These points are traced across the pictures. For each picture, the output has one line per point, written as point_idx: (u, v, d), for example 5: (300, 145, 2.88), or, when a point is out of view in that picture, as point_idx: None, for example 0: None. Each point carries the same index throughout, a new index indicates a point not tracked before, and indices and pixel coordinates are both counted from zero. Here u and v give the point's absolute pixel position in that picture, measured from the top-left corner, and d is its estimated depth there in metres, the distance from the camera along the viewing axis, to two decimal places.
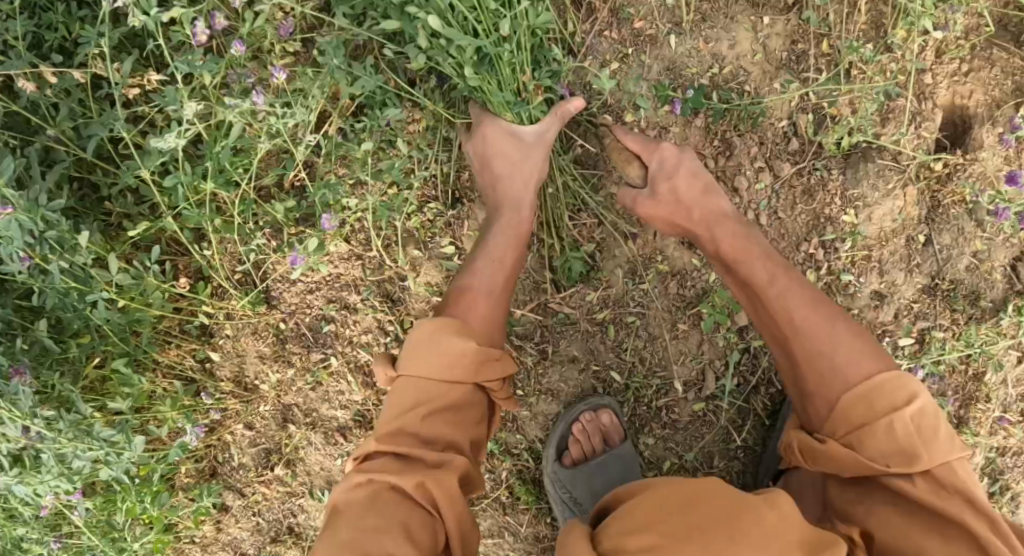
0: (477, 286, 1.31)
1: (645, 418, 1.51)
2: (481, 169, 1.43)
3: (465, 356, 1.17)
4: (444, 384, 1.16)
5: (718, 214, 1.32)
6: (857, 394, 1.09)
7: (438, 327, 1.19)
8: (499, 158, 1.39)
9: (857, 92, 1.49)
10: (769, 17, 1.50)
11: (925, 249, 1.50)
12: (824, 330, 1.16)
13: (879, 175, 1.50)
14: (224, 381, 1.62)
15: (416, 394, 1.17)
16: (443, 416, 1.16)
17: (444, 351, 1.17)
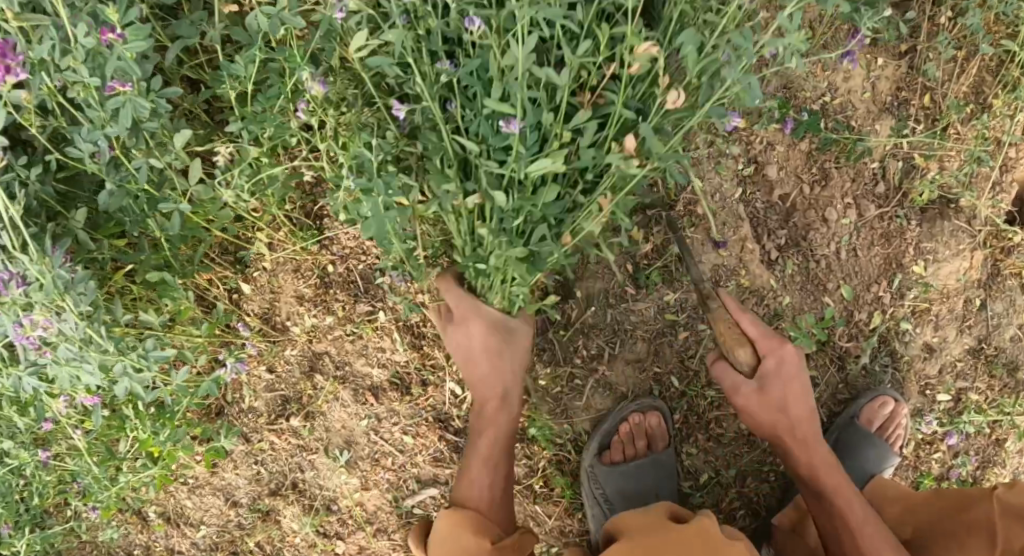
0: (476, 499, 1.36)
1: (693, 428, 1.48)
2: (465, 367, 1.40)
3: (482, 544, 1.28)
4: (464, 544, 1.29)
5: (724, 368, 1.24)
6: (882, 551, 1.18)
7: (460, 519, 1.32)
8: (477, 363, 1.38)
9: (949, 150, 1.53)
10: (883, 59, 1.52)
11: (978, 313, 1.55)
12: (847, 490, 1.24)
13: (952, 234, 1.53)
14: (253, 316, 1.49)
15: (451, 543, 1.29)
16: (462, 523, 1.31)
17: (463, 541, 1.29)
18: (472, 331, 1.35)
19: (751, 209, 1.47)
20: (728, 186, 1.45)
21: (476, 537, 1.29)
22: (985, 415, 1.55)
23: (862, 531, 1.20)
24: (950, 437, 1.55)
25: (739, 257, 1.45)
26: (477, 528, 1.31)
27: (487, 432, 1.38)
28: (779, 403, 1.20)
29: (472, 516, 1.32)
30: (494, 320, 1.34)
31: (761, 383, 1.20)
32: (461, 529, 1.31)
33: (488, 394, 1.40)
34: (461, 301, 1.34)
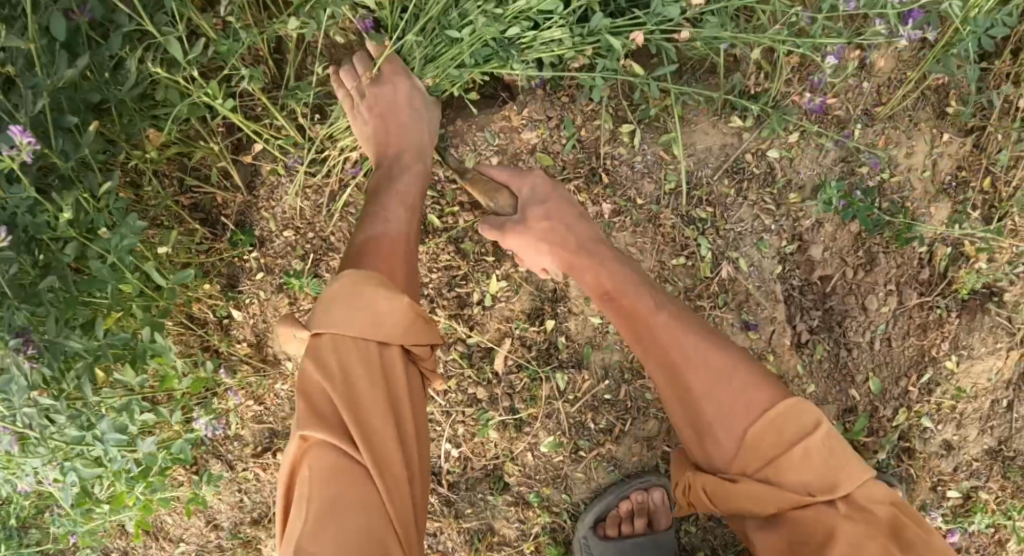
0: (390, 228, 1.16)
1: (696, 506, 1.41)
2: (384, 115, 1.22)
3: (392, 302, 1.03)
4: (368, 319, 1.03)
5: (631, 282, 1.13)
6: (819, 477, 0.98)
7: (364, 272, 1.05)
8: (398, 116, 1.23)
9: (1003, 243, 1.43)
10: (949, 134, 1.42)
11: (1004, 413, 1.49)
12: (781, 446, 1.00)
13: (990, 331, 1.45)
14: (241, 345, 1.43)
15: (355, 306, 1.03)
16: (384, 257, 1.12)
17: (368, 307, 1.03)
18: (410, 114, 1.24)
19: (787, 288, 1.36)
20: (768, 263, 1.33)
21: (390, 294, 1.03)
22: (994, 515, 1.50)
23: (775, 430, 1.00)
24: (953, 535, 1.50)
25: (767, 341, 1.35)
26: (376, 404, 1.01)
27: (410, 165, 1.22)
28: (628, 282, 1.13)
29: (379, 275, 1.06)
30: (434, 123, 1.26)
31: (629, 289, 1.12)
32: (336, 362, 1.02)
33: (406, 157, 1.22)
34: (399, 94, 1.23)
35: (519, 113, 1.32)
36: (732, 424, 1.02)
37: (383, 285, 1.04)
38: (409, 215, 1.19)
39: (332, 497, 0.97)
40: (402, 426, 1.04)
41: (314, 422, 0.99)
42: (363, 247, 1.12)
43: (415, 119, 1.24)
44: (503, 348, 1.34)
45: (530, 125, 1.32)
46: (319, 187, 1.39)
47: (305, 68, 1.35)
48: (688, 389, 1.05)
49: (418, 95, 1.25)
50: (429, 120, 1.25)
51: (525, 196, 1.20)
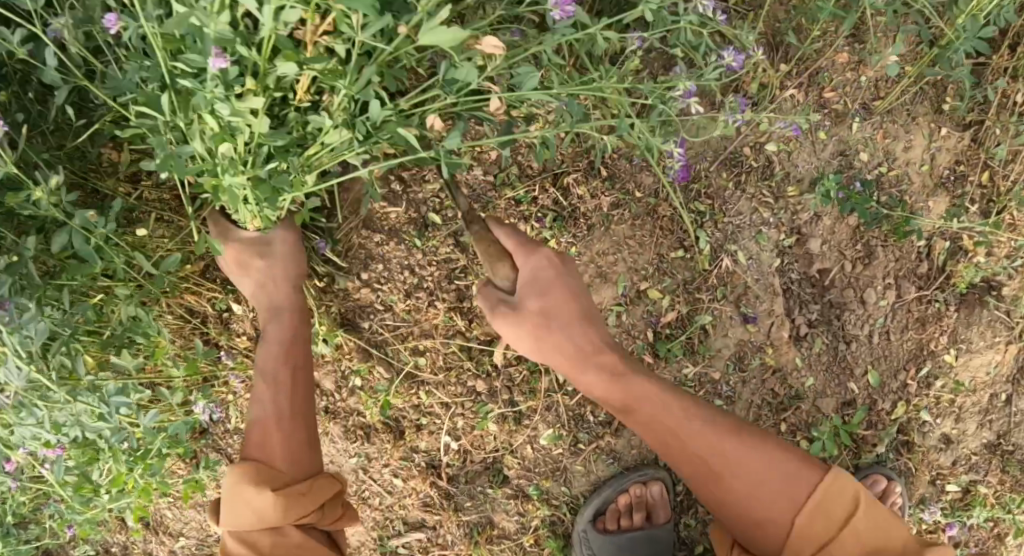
0: (266, 418, 1.12)
1: (694, 499, 1.41)
2: (241, 276, 1.20)
3: (263, 494, 1.04)
4: (253, 515, 1.05)
5: (584, 358, 1.00)
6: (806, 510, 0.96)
7: (239, 474, 1.07)
8: (257, 286, 1.20)
9: (1001, 237, 1.44)
10: (947, 128, 1.42)
11: (1003, 408, 1.49)
12: (755, 480, 0.97)
13: (988, 325, 1.46)
14: (241, 337, 1.45)
15: (237, 512, 1.05)
16: (266, 446, 1.11)
17: (247, 505, 1.05)
18: (275, 270, 1.20)
19: (786, 281, 1.36)
20: (767, 256, 1.33)
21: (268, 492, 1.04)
22: (992, 509, 1.51)
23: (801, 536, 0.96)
24: (951, 528, 1.50)
25: (766, 334, 1.35)
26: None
27: (287, 330, 1.19)
28: (602, 351, 1.01)
29: (255, 470, 1.07)
30: (298, 270, 1.23)
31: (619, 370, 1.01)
32: (242, 503, 1.05)
33: (290, 362, 1.17)
34: (247, 250, 1.19)
35: (518, 107, 1.33)
36: (750, 501, 0.97)
37: (256, 484, 1.06)
38: (292, 371, 1.17)
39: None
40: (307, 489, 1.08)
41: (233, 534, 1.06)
42: (247, 435, 1.13)
43: (285, 265, 1.21)
44: (502, 340, 1.35)
45: (529, 118, 1.33)
46: None
47: None
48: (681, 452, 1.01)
49: (272, 245, 1.20)
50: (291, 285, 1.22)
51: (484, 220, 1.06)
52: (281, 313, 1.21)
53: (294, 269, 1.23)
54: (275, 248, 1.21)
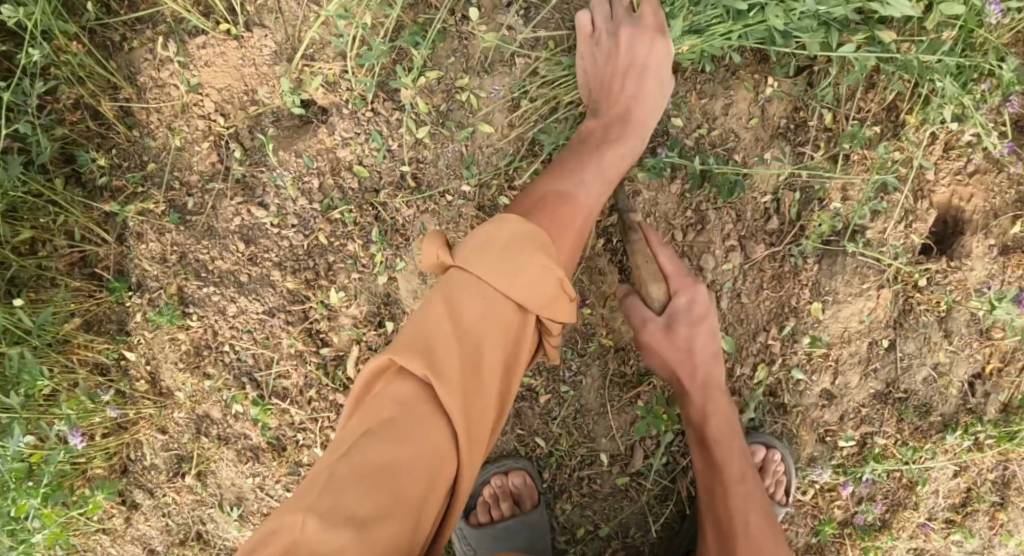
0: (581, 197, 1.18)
1: (565, 484, 1.41)
2: (613, 70, 1.28)
3: (548, 277, 1.00)
4: (507, 276, 1.00)
5: (709, 359, 1.26)
6: None
7: (531, 228, 1.02)
8: (627, 70, 1.27)
9: (851, 179, 1.38)
10: (775, 77, 1.38)
11: (886, 355, 1.43)
12: (737, 465, 1.26)
13: (854, 272, 1.40)
14: (139, 382, 1.53)
15: (495, 260, 1.00)
16: (558, 217, 1.13)
17: (518, 265, 1.00)
18: (641, 85, 1.27)
19: (619, 259, 1.35)
20: (588, 236, 1.34)
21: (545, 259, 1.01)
22: (892, 462, 1.44)
23: (756, 545, 1.21)
24: (847, 486, 1.44)
25: (602, 316, 1.36)
26: (478, 411, 0.98)
27: (619, 145, 1.25)
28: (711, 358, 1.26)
29: (546, 239, 1.03)
30: (659, 112, 1.29)
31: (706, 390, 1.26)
32: (469, 299, 1.00)
33: (616, 102, 1.28)
34: (654, 56, 1.26)
35: (331, 135, 1.41)
36: (747, 516, 1.23)
37: (544, 256, 1.01)
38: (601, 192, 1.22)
39: (382, 452, 0.94)
40: (505, 387, 1.02)
41: (466, 279, 1.02)
42: (551, 205, 1.14)
43: (648, 102, 1.28)
44: (353, 353, 1.43)
45: (343, 143, 1.41)
46: (176, 231, 1.47)
47: (151, 124, 1.47)
48: (716, 464, 1.25)
49: (648, 63, 1.26)
50: (658, 97, 1.29)
51: (682, 310, 1.24)
52: (620, 125, 1.27)
53: (662, 104, 1.30)
54: (664, 91, 1.29)
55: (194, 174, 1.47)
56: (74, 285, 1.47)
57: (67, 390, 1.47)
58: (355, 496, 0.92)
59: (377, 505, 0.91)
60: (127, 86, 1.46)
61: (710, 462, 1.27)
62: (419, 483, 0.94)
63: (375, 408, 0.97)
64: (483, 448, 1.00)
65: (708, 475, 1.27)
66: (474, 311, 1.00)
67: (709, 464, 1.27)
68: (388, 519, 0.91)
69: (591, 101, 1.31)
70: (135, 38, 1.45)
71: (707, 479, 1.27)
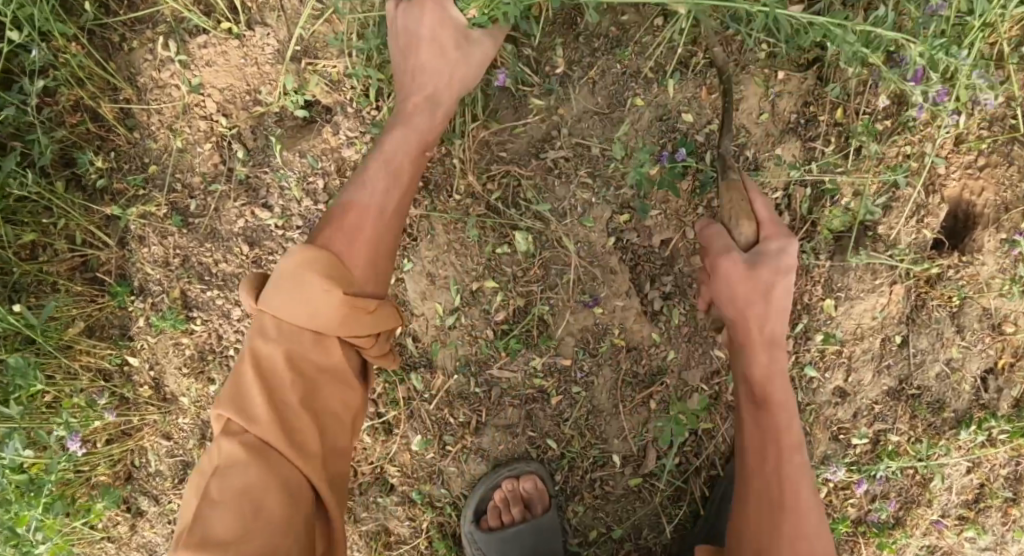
0: (366, 203, 1.20)
1: (577, 486, 1.40)
2: (405, 51, 1.23)
3: (331, 295, 1.07)
4: (308, 310, 1.08)
5: (772, 314, 1.15)
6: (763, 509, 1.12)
7: (309, 258, 1.10)
8: (427, 51, 1.21)
9: (863, 173, 1.37)
10: (785, 71, 1.36)
11: (899, 351, 1.42)
12: (780, 429, 1.15)
13: (866, 268, 1.38)
14: (143, 388, 1.51)
15: (303, 297, 1.08)
16: (345, 230, 1.17)
17: (307, 298, 1.08)
18: (419, 57, 1.22)
19: (630, 257, 1.34)
20: (598, 235, 1.32)
21: (329, 283, 1.08)
22: (906, 459, 1.42)
23: (802, 541, 1.09)
24: (859, 484, 1.43)
25: (613, 315, 1.34)
26: (302, 433, 1.06)
27: (404, 133, 1.23)
28: (774, 309, 1.14)
29: (329, 264, 1.11)
30: (445, 81, 1.23)
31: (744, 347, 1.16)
32: (285, 314, 1.08)
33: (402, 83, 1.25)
34: (450, 31, 1.22)
35: (334, 134, 1.39)
36: (800, 489, 1.12)
37: (327, 280, 1.08)
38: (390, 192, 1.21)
39: (228, 484, 1.02)
40: (326, 410, 1.10)
41: (269, 323, 1.10)
42: (336, 222, 1.18)
43: (429, 70, 1.22)
44: None
45: (347, 143, 1.39)
46: (178, 234, 1.45)
47: (152, 126, 1.45)
48: (767, 423, 1.15)
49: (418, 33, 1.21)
50: (428, 73, 1.22)
51: (775, 250, 1.13)
52: (403, 108, 1.23)
53: (463, 66, 1.23)
54: (467, 52, 1.23)
55: (196, 176, 1.45)
56: (76, 290, 1.46)
57: (71, 395, 1.45)
58: (220, 522, 1.00)
59: (237, 530, 1.00)
60: (127, 87, 1.44)
61: (758, 385, 1.16)
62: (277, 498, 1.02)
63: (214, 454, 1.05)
64: (329, 461, 1.09)
65: (764, 432, 1.15)
66: (282, 348, 1.08)
67: (755, 451, 1.15)
68: (246, 539, 0.99)
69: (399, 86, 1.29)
70: (135, 38, 1.44)
71: (756, 427, 1.16)
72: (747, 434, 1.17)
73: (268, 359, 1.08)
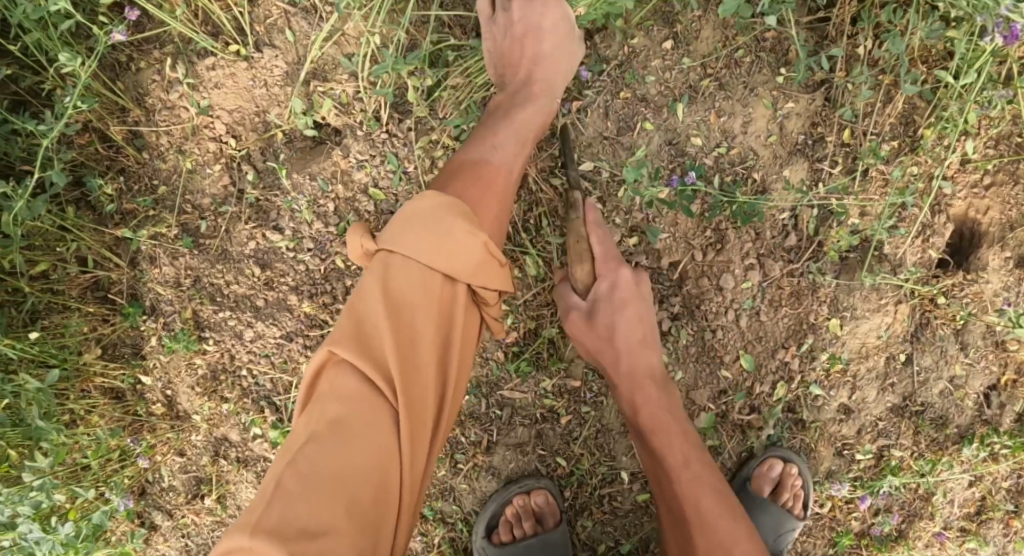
0: (498, 162, 1.21)
1: (586, 502, 1.42)
2: (518, 36, 1.26)
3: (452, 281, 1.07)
4: (441, 248, 1.05)
5: (644, 374, 1.23)
6: None
7: (449, 200, 1.07)
8: (546, 37, 1.26)
9: (869, 195, 1.39)
10: (793, 93, 1.37)
11: (903, 369, 1.44)
12: (677, 465, 1.18)
13: (873, 288, 1.40)
14: (157, 406, 1.52)
15: (433, 232, 1.05)
16: (479, 186, 1.17)
17: (448, 235, 1.05)
18: (540, 46, 1.26)
19: None
20: None
21: (470, 226, 1.06)
22: (908, 474, 1.45)
23: None
24: (864, 501, 1.44)
25: None
26: (420, 389, 1.03)
27: (525, 106, 1.26)
28: (643, 387, 1.22)
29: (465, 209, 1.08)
30: (563, 69, 1.28)
31: (647, 432, 1.22)
32: (401, 274, 1.05)
33: (520, 70, 1.27)
34: (562, 25, 1.26)
35: (345, 157, 1.40)
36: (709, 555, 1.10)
37: (468, 224, 1.06)
38: (516, 154, 1.24)
39: (326, 450, 0.99)
40: (447, 352, 1.07)
41: (393, 261, 1.07)
42: (465, 175, 1.18)
43: (550, 60, 1.27)
44: None
45: (358, 165, 1.40)
46: (189, 255, 1.47)
47: (161, 146, 1.45)
48: (671, 496, 1.17)
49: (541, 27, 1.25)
50: (551, 60, 1.27)
51: (600, 257, 1.24)
52: (523, 89, 1.26)
53: (569, 62, 1.29)
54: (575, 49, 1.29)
55: (207, 197, 1.46)
56: (89, 312, 1.46)
57: (86, 416, 1.47)
58: (308, 507, 0.96)
59: (335, 510, 0.96)
60: (136, 108, 1.43)
61: (665, 477, 1.19)
62: (366, 468, 0.99)
63: (321, 402, 1.01)
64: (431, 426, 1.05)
65: (668, 500, 1.18)
66: (406, 283, 1.05)
67: (660, 481, 1.20)
68: (338, 526, 0.95)
69: (499, 75, 1.31)
70: (142, 59, 1.43)
71: (664, 507, 1.19)
72: (658, 485, 1.21)
73: (386, 299, 1.04)
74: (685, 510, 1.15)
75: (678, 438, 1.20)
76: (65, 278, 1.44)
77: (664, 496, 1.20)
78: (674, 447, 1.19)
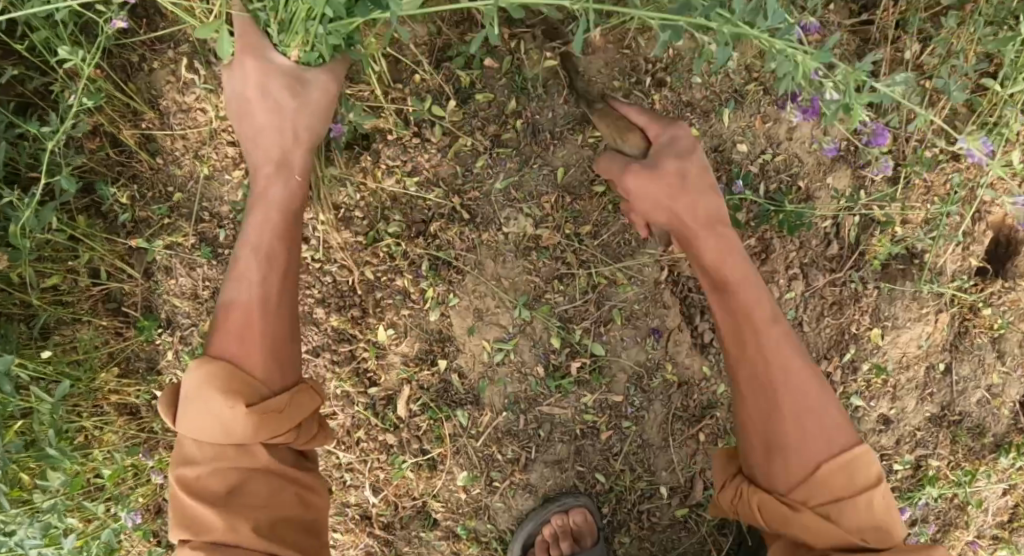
0: (246, 298, 1.05)
1: (624, 518, 1.38)
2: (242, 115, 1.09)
3: (234, 409, 0.95)
4: (220, 430, 0.96)
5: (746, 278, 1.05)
6: (834, 461, 0.97)
7: (205, 376, 0.98)
8: (261, 97, 1.07)
9: (912, 203, 1.36)
10: (838, 98, 1.34)
11: (942, 379, 1.42)
12: (813, 386, 1.01)
13: (914, 297, 1.38)
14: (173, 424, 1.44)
15: (198, 425, 0.97)
16: (235, 332, 1.03)
17: (211, 417, 0.96)
18: (260, 115, 1.07)
19: (681, 291, 1.33)
20: (650, 271, 1.31)
21: (226, 397, 0.96)
22: (946, 485, 1.44)
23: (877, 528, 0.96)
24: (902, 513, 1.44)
25: (664, 350, 1.32)
26: (255, 492, 0.98)
27: (257, 207, 1.09)
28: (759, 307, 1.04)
29: (225, 374, 0.98)
30: (305, 130, 1.09)
31: (742, 322, 1.03)
32: (194, 416, 0.97)
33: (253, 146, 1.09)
34: (281, 76, 1.07)
35: None
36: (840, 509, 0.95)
37: (225, 395, 0.96)
38: (268, 271, 1.07)
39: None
40: (273, 467, 1.00)
41: (189, 446, 0.99)
42: (217, 324, 1.04)
43: (264, 121, 1.08)
44: (403, 393, 1.34)
45: (387, 173, 1.30)
46: (207, 265, 1.39)
47: (176, 152, 1.37)
48: (772, 472, 0.99)
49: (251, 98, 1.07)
50: (274, 117, 1.07)
51: (667, 144, 1.06)
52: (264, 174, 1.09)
53: (317, 112, 1.09)
54: (311, 96, 1.08)
55: (225, 204, 1.38)
56: (100, 327, 1.38)
57: (95, 437, 1.38)
58: None
59: None
60: (149, 111, 1.35)
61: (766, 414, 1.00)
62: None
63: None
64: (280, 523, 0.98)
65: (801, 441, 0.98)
66: (202, 446, 0.98)
67: (772, 451, 0.99)
68: None
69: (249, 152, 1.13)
70: (155, 59, 1.34)
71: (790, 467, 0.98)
72: (744, 400, 1.02)
73: (197, 448, 0.99)
74: (769, 443, 0.99)
75: (787, 369, 1.01)
76: (77, 290, 1.36)
77: (757, 416, 1.01)
78: (761, 405, 1.01)
